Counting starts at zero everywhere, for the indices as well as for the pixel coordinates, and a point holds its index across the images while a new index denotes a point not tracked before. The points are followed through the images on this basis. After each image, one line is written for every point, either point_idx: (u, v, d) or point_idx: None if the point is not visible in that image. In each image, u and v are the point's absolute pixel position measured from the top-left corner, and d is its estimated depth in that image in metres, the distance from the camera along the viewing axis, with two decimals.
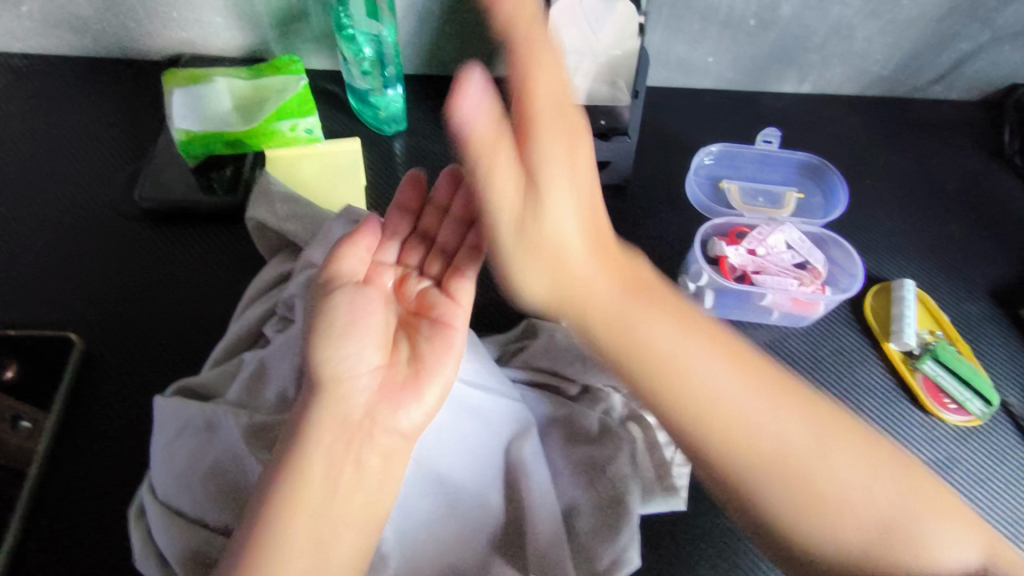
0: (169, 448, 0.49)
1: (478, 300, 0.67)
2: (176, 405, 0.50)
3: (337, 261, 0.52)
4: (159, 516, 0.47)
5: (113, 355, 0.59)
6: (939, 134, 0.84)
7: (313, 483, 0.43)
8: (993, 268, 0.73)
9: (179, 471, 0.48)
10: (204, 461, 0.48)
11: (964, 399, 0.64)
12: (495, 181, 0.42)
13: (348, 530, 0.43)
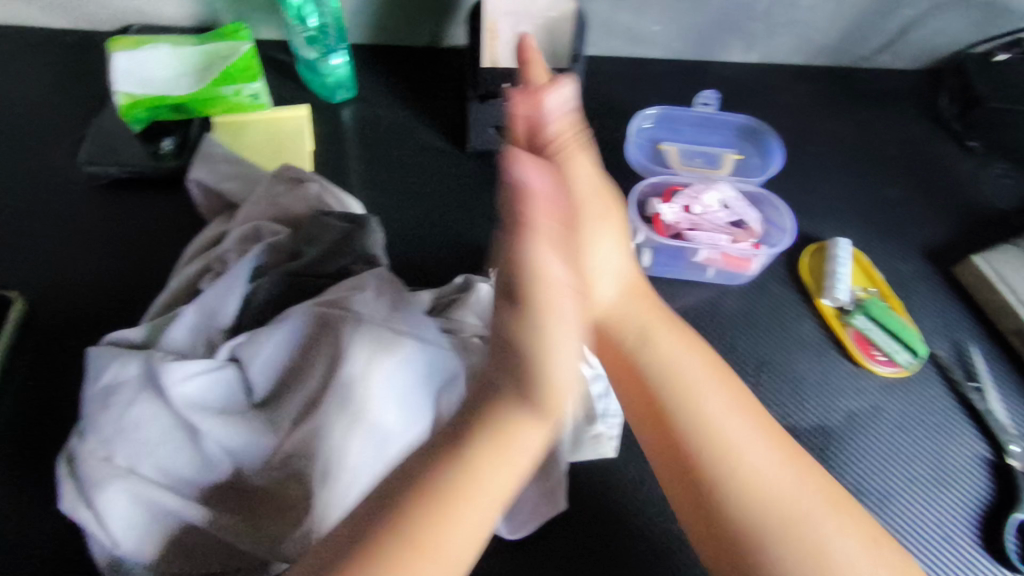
0: (103, 393, 0.49)
1: (420, 260, 0.68)
2: (112, 354, 0.51)
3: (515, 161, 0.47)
4: (92, 458, 0.47)
5: (70, 316, 0.62)
6: (883, 101, 0.84)
7: (459, 509, 0.42)
8: (926, 229, 0.75)
9: (111, 415, 0.48)
10: (137, 405, 0.48)
11: (893, 351, 0.66)
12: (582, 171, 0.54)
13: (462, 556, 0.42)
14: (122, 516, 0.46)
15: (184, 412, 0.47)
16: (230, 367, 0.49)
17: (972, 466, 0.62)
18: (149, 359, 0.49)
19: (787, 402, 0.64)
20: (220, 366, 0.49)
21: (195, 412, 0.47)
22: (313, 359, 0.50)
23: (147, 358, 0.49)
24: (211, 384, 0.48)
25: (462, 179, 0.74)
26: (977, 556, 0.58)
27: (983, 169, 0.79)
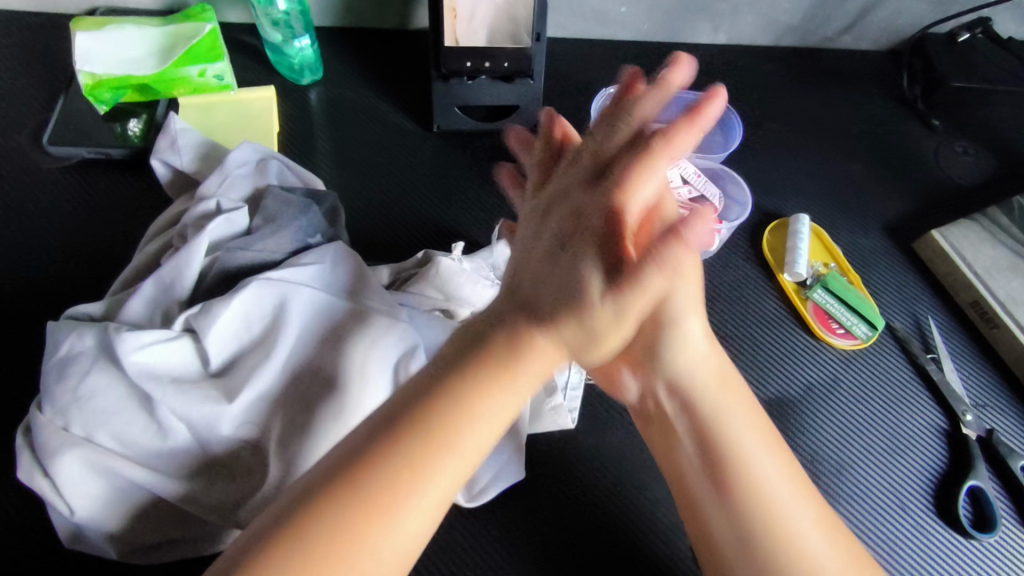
0: (62, 365, 0.50)
1: (383, 238, 0.69)
2: (72, 326, 0.52)
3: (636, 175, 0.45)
4: (50, 426, 0.48)
5: (36, 296, 0.62)
6: (848, 81, 0.84)
7: (395, 475, 0.39)
8: (887, 206, 0.76)
9: (69, 385, 0.49)
10: (94, 374, 0.49)
11: (850, 324, 0.67)
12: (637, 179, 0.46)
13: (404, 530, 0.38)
14: (77, 482, 0.47)
15: (139, 380, 0.47)
16: (186, 337, 0.50)
17: (928, 436, 0.63)
18: (107, 331, 0.50)
19: (767, 377, 0.65)
20: (175, 336, 0.49)
21: (148, 380, 0.47)
22: (266, 329, 0.50)
23: (105, 331, 0.50)
24: (164, 354, 0.49)
25: (429, 159, 0.74)
26: (930, 522, 0.59)
27: (945, 146, 0.79)
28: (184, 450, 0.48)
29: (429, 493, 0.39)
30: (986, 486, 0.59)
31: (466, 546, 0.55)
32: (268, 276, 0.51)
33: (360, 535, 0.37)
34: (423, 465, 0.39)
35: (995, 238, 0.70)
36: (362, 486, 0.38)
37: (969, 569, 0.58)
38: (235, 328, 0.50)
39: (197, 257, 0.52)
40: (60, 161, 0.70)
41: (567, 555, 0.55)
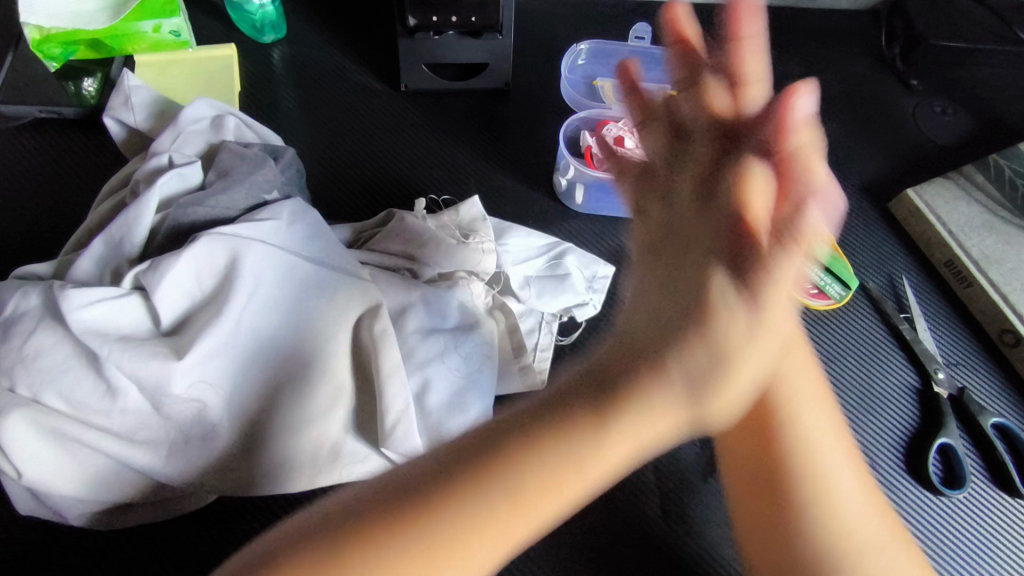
0: (5, 324, 0.47)
1: (347, 201, 0.67)
2: (16, 285, 0.49)
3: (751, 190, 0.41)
4: None
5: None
6: (829, 39, 0.82)
7: (485, 514, 0.37)
8: (864, 166, 0.74)
9: (13, 344, 0.46)
10: (37, 334, 0.46)
11: (823, 283, 0.66)
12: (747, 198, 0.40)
13: None
14: (27, 445, 0.45)
15: (84, 337, 0.45)
16: (137, 293, 0.47)
17: (901, 395, 0.63)
18: (50, 289, 0.47)
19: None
20: (124, 293, 0.47)
21: (94, 338, 0.45)
22: (219, 285, 0.48)
23: (48, 289, 0.48)
24: (112, 311, 0.46)
25: (397, 119, 0.72)
26: (899, 479, 0.59)
27: (924, 106, 0.78)
28: (134, 410, 0.46)
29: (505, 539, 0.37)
30: (956, 444, 0.59)
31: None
32: (220, 231, 0.49)
33: None
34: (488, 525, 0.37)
35: (971, 197, 0.69)
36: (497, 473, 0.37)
37: (939, 530, 0.57)
38: (187, 285, 0.48)
39: (146, 212, 0.50)
40: (12, 121, 0.67)
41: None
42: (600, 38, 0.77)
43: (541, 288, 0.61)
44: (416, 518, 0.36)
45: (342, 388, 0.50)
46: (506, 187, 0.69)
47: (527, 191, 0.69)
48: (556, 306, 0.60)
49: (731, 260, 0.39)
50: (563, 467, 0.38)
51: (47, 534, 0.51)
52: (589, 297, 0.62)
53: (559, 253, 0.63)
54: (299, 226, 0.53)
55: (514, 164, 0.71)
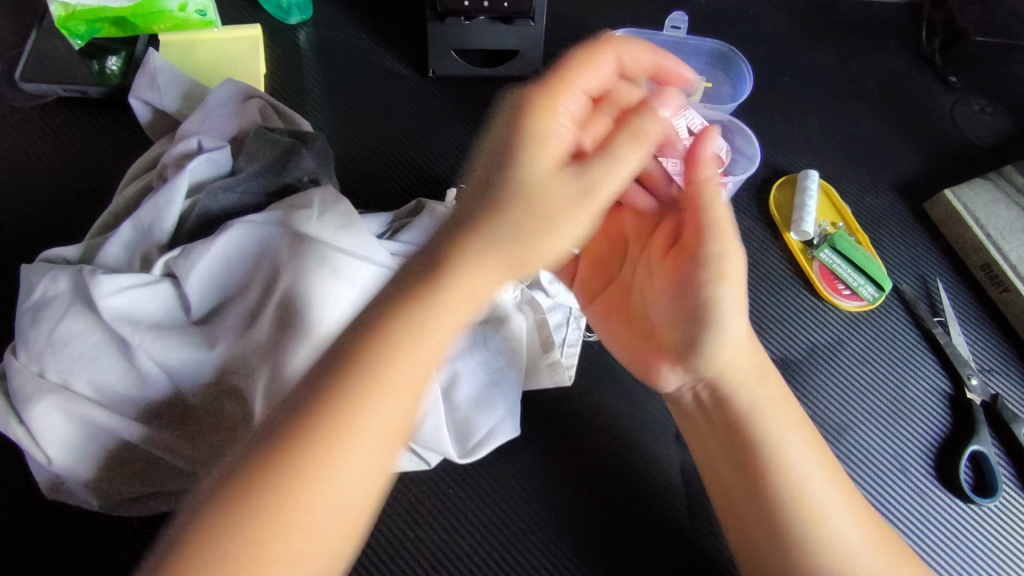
0: (34, 308, 0.47)
1: (375, 188, 0.66)
2: (45, 269, 0.48)
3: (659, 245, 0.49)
4: (22, 372, 0.44)
5: (11, 243, 0.60)
6: (866, 32, 0.79)
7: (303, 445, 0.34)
8: (898, 165, 0.73)
9: (44, 329, 0.45)
10: (68, 319, 0.45)
11: (857, 284, 0.65)
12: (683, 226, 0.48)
13: (304, 550, 0.34)
14: (57, 432, 0.44)
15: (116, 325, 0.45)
16: (166, 280, 0.47)
17: (932, 400, 0.62)
18: (78, 273, 0.47)
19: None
20: (154, 281, 0.46)
21: (126, 326, 0.45)
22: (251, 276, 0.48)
23: (77, 273, 0.47)
24: (143, 300, 0.46)
25: (422, 105, 0.71)
26: (928, 485, 0.58)
27: (962, 103, 0.76)
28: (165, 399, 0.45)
29: (338, 478, 0.34)
30: (989, 452, 0.58)
31: (466, 511, 0.54)
32: (252, 219, 0.48)
33: (262, 553, 0.33)
34: (314, 470, 0.34)
35: (1008, 199, 0.67)
36: (321, 420, 0.35)
37: (966, 536, 0.57)
38: (218, 272, 0.47)
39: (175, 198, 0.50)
40: (36, 100, 0.66)
41: (533, 513, 0.54)
42: (633, 26, 0.74)
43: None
44: (245, 489, 0.33)
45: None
46: None
47: None
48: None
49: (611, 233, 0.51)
50: (373, 401, 0.35)
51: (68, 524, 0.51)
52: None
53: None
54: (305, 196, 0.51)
55: None
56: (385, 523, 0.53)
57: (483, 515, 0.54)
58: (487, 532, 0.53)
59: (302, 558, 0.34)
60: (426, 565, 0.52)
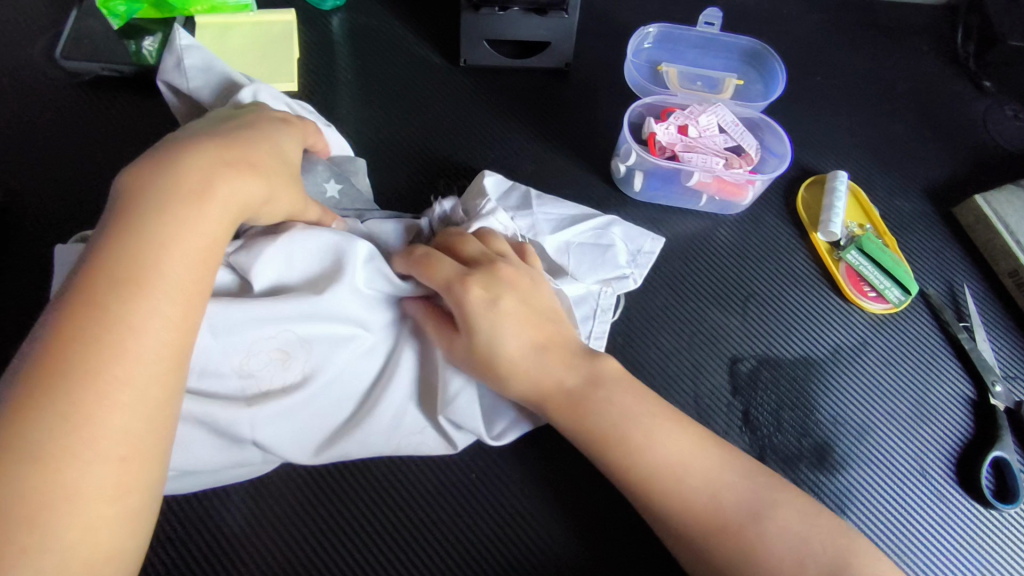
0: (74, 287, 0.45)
1: (405, 175, 0.66)
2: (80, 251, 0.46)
3: (431, 268, 0.48)
4: None
5: (50, 220, 0.61)
6: (900, 33, 0.79)
7: (78, 369, 0.33)
8: (927, 168, 0.72)
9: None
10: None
11: (883, 287, 0.65)
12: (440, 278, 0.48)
13: (96, 472, 0.32)
14: None
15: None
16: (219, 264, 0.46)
17: (954, 406, 0.61)
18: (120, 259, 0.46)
19: (746, 337, 0.62)
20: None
21: None
22: (310, 270, 0.48)
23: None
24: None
25: (451, 93, 0.71)
26: (948, 489, 0.58)
27: (994, 109, 0.75)
28: (218, 379, 0.45)
29: (125, 400, 0.34)
30: (1011, 457, 0.58)
31: (472, 498, 0.53)
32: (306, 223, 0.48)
33: (58, 475, 0.31)
34: (98, 390, 0.33)
35: None
36: (74, 347, 0.33)
37: (985, 540, 0.57)
38: (273, 267, 0.46)
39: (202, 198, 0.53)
40: (75, 78, 0.67)
41: (517, 499, 0.53)
42: (666, 21, 0.74)
43: (586, 257, 0.60)
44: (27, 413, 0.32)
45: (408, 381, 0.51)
46: (561, 171, 0.68)
47: (583, 176, 0.68)
48: (598, 277, 0.59)
49: (481, 280, 0.48)
50: (143, 319, 0.35)
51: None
52: (631, 271, 0.61)
53: (604, 225, 0.61)
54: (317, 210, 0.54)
55: (570, 148, 0.69)
56: (407, 512, 0.52)
57: (482, 499, 0.53)
58: (481, 518, 0.52)
59: (98, 489, 0.32)
60: (425, 545, 0.51)
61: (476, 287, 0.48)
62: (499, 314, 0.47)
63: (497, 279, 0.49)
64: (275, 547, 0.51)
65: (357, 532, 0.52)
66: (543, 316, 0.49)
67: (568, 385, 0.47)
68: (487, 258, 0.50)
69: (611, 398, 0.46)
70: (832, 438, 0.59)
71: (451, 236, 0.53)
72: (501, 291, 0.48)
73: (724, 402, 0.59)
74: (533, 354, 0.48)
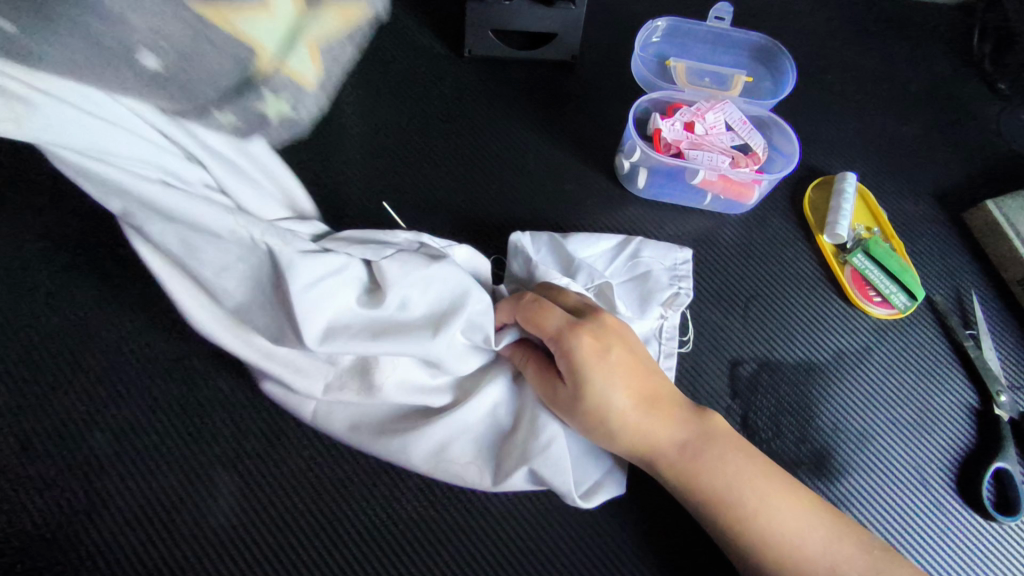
0: None
1: (407, 166, 0.65)
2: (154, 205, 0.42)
3: (539, 317, 0.48)
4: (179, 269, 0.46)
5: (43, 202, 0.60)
6: (915, 32, 0.77)
7: None
8: (939, 172, 0.71)
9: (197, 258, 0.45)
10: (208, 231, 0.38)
11: (888, 292, 0.63)
12: (548, 327, 0.48)
13: None
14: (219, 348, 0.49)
15: (297, 309, 0.40)
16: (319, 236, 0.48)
17: (956, 414, 0.60)
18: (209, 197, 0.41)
19: (748, 339, 0.61)
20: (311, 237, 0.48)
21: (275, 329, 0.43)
22: (437, 305, 0.45)
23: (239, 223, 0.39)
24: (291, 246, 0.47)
25: (455, 84, 0.70)
26: (948, 500, 0.57)
27: (1010, 112, 0.74)
28: (307, 357, 0.47)
29: None
30: (1014, 469, 0.56)
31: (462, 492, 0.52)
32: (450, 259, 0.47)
33: None
34: None
35: None
36: None
37: (983, 549, 0.56)
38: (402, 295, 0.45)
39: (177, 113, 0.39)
40: None
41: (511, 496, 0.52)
42: (675, 15, 0.73)
43: (639, 291, 0.59)
44: None
45: (472, 428, 0.50)
46: (563, 166, 0.67)
47: (586, 172, 0.67)
48: (658, 304, 0.58)
49: (588, 329, 0.47)
50: None
51: (95, 492, 0.51)
52: (678, 287, 0.59)
53: (633, 251, 0.60)
54: (453, 247, 0.53)
55: (574, 142, 0.68)
56: (399, 507, 0.52)
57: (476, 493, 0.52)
58: (471, 512, 0.52)
59: None
60: (417, 539, 0.51)
61: (584, 337, 0.47)
62: (610, 364, 0.47)
63: (605, 330, 0.48)
64: (268, 537, 0.51)
65: (344, 526, 0.51)
66: (647, 368, 0.49)
67: (681, 440, 0.46)
68: (591, 310, 0.50)
69: (723, 457, 0.46)
70: (831, 444, 0.58)
71: (548, 290, 0.53)
72: (609, 340, 0.48)
73: (723, 405, 0.58)
74: (640, 407, 0.47)
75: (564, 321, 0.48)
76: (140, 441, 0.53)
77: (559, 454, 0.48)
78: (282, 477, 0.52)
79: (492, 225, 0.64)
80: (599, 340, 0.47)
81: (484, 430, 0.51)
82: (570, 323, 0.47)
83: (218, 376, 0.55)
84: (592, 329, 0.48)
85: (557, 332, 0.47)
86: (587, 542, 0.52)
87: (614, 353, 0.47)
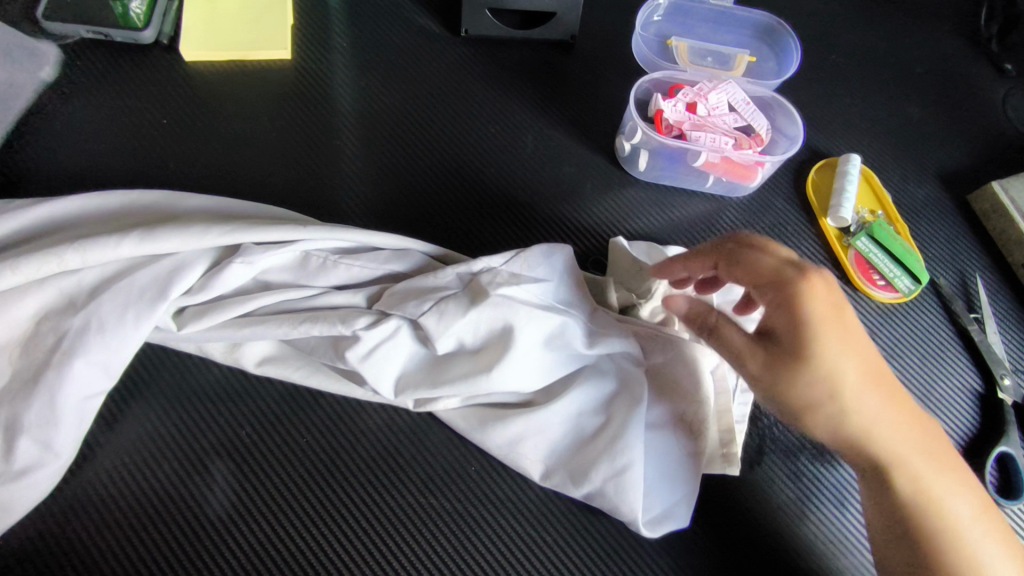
0: (249, 269, 0.48)
1: (398, 153, 0.64)
2: (253, 260, 0.48)
3: (766, 258, 0.44)
4: (238, 273, 0.48)
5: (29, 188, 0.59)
6: (920, 11, 0.76)
7: None
8: (944, 154, 0.70)
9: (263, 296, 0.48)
10: (265, 297, 0.48)
11: (892, 276, 0.62)
12: (778, 266, 0.44)
13: None
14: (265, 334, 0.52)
15: (364, 374, 0.48)
16: (305, 242, 0.49)
17: (961, 398, 0.60)
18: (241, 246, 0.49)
19: None
20: (294, 243, 0.49)
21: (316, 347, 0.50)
22: (489, 339, 0.48)
23: (292, 323, 0.48)
24: (281, 256, 0.50)
25: (452, 65, 0.68)
26: None
27: (1016, 93, 0.72)
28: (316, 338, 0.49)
29: None
30: (1017, 454, 0.56)
31: (458, 480, 0.52)
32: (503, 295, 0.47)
33: None
34: None
35: None
36: None
37: None
38: (455, 333, 0.48)
39: (131, 242, 0.47)
40: (58, 41, 0.64)
41: (508, 483, 0.52)
42: None
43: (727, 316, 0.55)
44: None
45: (548, 433, 0.50)
46: (563, 148, 0.66)
47: (586, 154, 0.66)
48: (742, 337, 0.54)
49: (824, 277, 0.44)
50: None
51: (82, 488, 0.50)
52: None
53: None
54: (522, 255, 0.50)
55: (573, 124, 0.67)
56: (395, 495, 0.51)
57: (474, 481, 0.52)
58: (465, 499, 0.51)
59: None
60: (408, 529, 0.50)
61: (823, 284, 0.43)
62: (839, 319, 0.43)
63: (833, 282, 0.44)
64: (256, 528, 0.50)
65: (336, 524, 0.50)
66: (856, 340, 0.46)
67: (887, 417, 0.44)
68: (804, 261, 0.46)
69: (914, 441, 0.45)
70: None
71: (763, 237, 0.47)
72: (838, 295, 0.44)
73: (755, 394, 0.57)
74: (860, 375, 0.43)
75: (800, 266, 0.44)
76: (128, 430, 0.52)
77: (629, 482, 0.47)
78: (271, 465, 0.51)
79: (493, 210, 0.62)
80: (832, 290, 0.43)
81: (564, 434, 0.50)
82: (808, 267, 0.44)
83: (211, 363, 0.54)
84: (828, 277, 0.44)
85: (791, 274, 0.43)
86: (590, 531, 0.51)
87: (846, 308, 0.43)
